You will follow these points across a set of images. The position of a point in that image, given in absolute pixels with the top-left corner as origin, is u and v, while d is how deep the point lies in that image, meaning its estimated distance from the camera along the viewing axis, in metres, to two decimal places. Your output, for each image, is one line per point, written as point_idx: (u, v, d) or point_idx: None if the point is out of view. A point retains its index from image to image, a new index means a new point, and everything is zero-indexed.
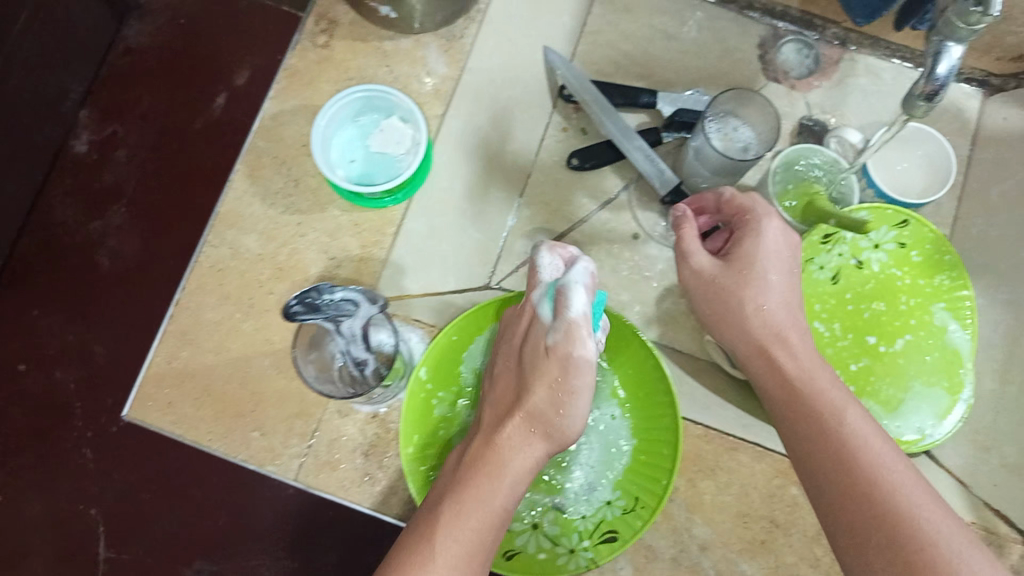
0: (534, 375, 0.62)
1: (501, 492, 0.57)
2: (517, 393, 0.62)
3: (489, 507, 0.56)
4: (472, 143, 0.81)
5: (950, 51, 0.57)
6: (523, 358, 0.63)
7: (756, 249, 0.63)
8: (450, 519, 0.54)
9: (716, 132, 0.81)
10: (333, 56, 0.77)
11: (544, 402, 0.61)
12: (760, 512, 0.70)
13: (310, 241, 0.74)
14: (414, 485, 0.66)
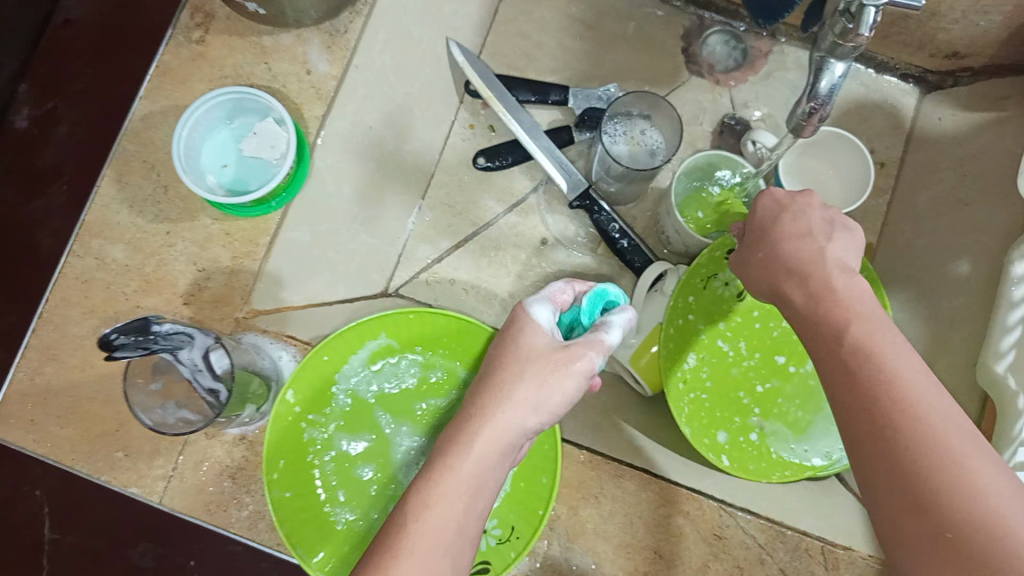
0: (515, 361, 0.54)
1: (473, 462, 0.50)
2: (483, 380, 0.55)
3: (467, 484, 0.49)
4: (362, 144, 0.77)
5: (831, 68, 0.52)
6: (502, 349, 0.55)
7: (790, 224, 0.51)
8: (427, 505, 0.47)
9: (619, 136, 0.77)
10: (207, 53, 0.73)
11: (530, 389, 0.52)
12: (644, 543, 0.67)
13: (180, 252, 0.70)
14: (277, 515, 0.62)
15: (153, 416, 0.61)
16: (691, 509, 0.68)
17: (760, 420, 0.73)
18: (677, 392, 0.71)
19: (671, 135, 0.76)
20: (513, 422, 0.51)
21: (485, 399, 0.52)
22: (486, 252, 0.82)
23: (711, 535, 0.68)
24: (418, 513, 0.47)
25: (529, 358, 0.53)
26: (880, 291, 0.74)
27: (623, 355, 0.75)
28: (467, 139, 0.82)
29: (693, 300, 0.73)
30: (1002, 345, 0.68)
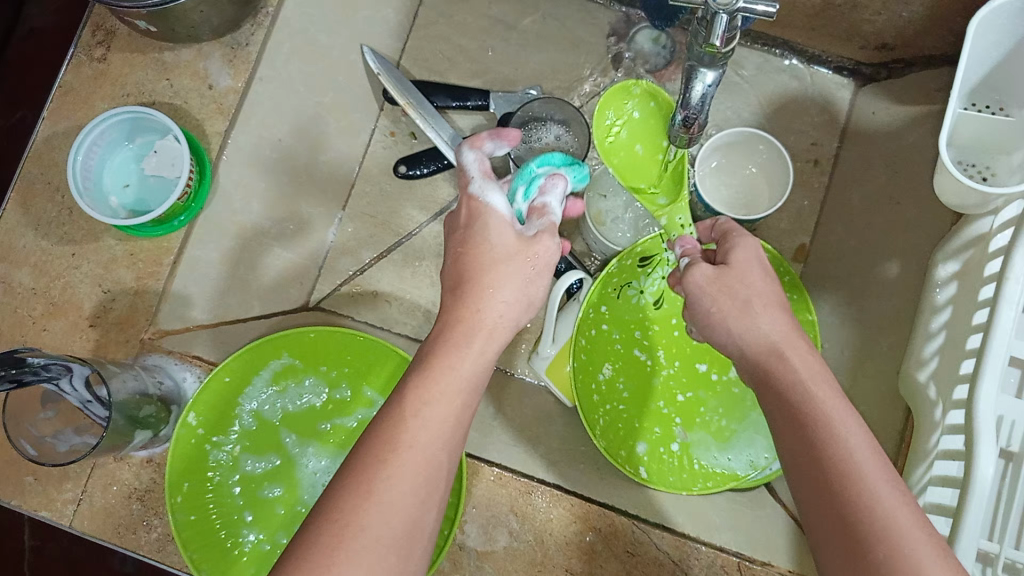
0: (494, 247, 0.51)
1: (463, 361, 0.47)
2: (457, 273, 0.51)
3: (460, 381, 0.46)
4: (271, 158, 0.76)
5: (702, 76, 0.52)
6: (475, 234, 0.52)
7: (744, 256, 0.53)
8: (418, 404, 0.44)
9: (533, 139, 0.78)
10: (109, 71, 0.73)
11: (515, 268, 0.51)
12: (555, 560, 0.66)
13: (84, 274, 0.70)
14: (179, 535, 0.61)
15: (36, 446, 0.59)
16: (602, 524, 0.67)
17: (681, 430, 0.72)
18: (591, 404, 0.70)
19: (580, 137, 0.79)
20: (502, 312, 0.50)
21: (461, 295, 0.50)
22: (408, 263, 0.78)
23: (623, 552, 0.66)
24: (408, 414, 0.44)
25: (506, 240, 0.52)
26: (804, 295, 0.70)
27: (541, 364, 0.72)
28: (388, 148, 0.79)
29: (607, 310, 0.72)
30: (925, 351, 0.66)
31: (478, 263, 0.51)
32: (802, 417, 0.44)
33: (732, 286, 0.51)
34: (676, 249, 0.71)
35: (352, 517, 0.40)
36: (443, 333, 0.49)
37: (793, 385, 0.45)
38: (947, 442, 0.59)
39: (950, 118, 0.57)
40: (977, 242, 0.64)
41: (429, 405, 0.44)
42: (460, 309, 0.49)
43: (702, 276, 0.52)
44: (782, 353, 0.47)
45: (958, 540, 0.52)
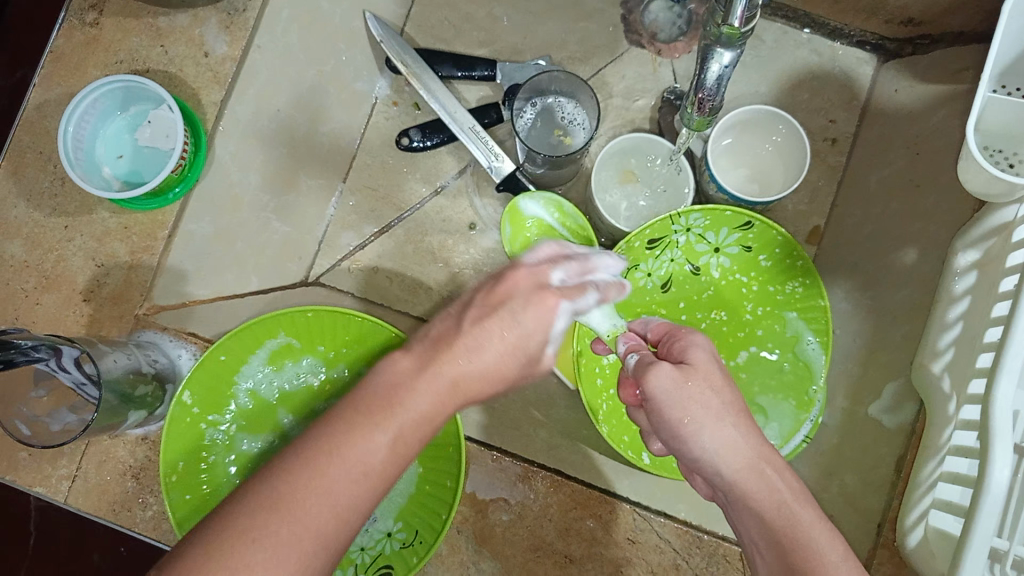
0: (524, 343, 0.42)
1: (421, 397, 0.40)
2: (476, 321, 0.42)
3: (419, 416, 0.40)
4: (268, 129, 0.73)
5: (718, 57, 0.50)
6: (513, 313, 0.42)
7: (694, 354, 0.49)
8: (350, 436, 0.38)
9: (539, 111, 0.76)
10: (101, 37, 0.71)
11: (519, 352, 0.42)
12: (553, 546, 0.64)
13: (78, 248, 0.68)
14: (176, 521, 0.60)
15: (30, 425, 0.59)
16: (602, 512, 0.65)
17: None
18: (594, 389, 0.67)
19: (586, 109, 0.75)
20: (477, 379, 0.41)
21: (485, 312, 0.42)
22: (412, 238, 0.75)
23: (622, 539, 0.64)
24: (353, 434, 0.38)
25: (514, 338, 0.42)
26: (817, 278, 0.67)
27: None
28: (390, 118, 0.76)
29: None
30: (939, 343, 0.63)
31: (495, 329, 0.42)
32: (790, 546, 0.41)
33: (698, 392, 0.46)
34: (684, 230, 0.69)
35: (268, 525, 0.35)
36: (429, 356, 0.41)
37: (778, 511, 0.43)
38: (960, 437, 0.57)
39: (979, 103, 0.54)
40: (998, 232, 0.60)
41: (385, 434, 0.38)
42: (454, 347, 0.41)
43: (666, 381, 0.46)
44: (758, 465, 0.44)
45: (970, 541, 0.49)
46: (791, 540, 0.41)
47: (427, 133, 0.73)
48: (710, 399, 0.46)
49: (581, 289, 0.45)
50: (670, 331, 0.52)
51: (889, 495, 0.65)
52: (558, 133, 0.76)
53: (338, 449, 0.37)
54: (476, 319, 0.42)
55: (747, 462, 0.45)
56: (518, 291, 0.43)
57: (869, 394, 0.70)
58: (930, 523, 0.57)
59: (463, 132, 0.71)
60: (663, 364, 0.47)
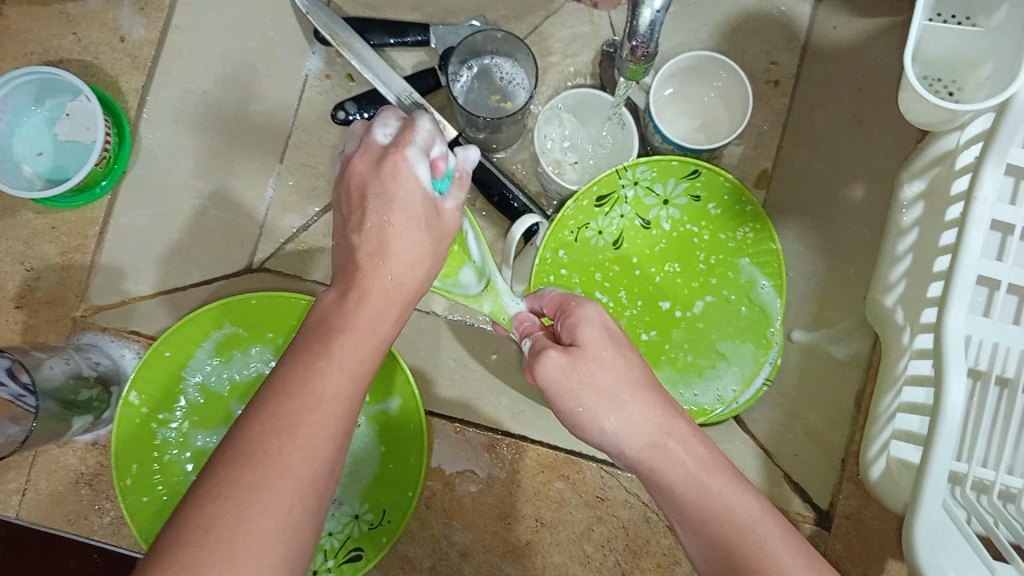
0: (404, 206, 0.45)
1: (363, 320, 0.42)
2: (360, 222, 0.45)
3: (359, 353, 0.41)
4: (198, 113, 0.71)
5: (650, 1, 0.49)
6: (378, 192, 0.45)
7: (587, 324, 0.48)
8: (310, 364, 0.39)
9: (478, 74, 0.74)
10: (10, 27, 0.68)
11: (402, 212, 0.45)
12: (524, 512, 0.64)
13: (5, 252, 0.66)
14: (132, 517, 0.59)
15: None
16: (570, 473, 0.64)
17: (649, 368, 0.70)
18: None
19: (525, 67, 0.73)
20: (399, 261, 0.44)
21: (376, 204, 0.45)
22: None
23: (592, 498, 0.64)
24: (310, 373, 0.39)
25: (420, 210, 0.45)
26: (767, 223, 0.66)
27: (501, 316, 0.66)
28: (324, 92, 0.73)
29: (565, 255, 0.69)
30: (892, 276, 0.64)
31: (374, 210, 0.45)
32: (706, 522, 0.41)
33: (589, 376, 0.46)
34: (632, 184, 0.68)
35: (250, 476, 0.35)
36: (346, 285, 0.43)
37: (699, 487, 0.42)
38: (916, 366, 0.58)
39: (916, 30, 0.54)
40: (943, 160, 0.60)
41: (336, 363, 0.39)
42: (361, 255, 0.44)
43: (556, 368, 0.46)
44: (670, 441, 0.44)
45: (929, 467, 0.48)
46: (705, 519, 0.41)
47: (365, 104, 0.71)
48: (604, 376, 0.46)
49: (409, 127, 0.46)
50: (565, 296, 0.51)
51: (851, 428, 0.67)
52: (498, 97, 0.74)
53: (300, 389, 0.38)
54: (361, 218, 0.45)
55: (653, 432, 0.45)
56: (367, 177, 0.45)
57: (827, 331, 0.70)
58: (891, 454, 0.58)
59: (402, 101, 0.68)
60: (547, 351, 0.47)
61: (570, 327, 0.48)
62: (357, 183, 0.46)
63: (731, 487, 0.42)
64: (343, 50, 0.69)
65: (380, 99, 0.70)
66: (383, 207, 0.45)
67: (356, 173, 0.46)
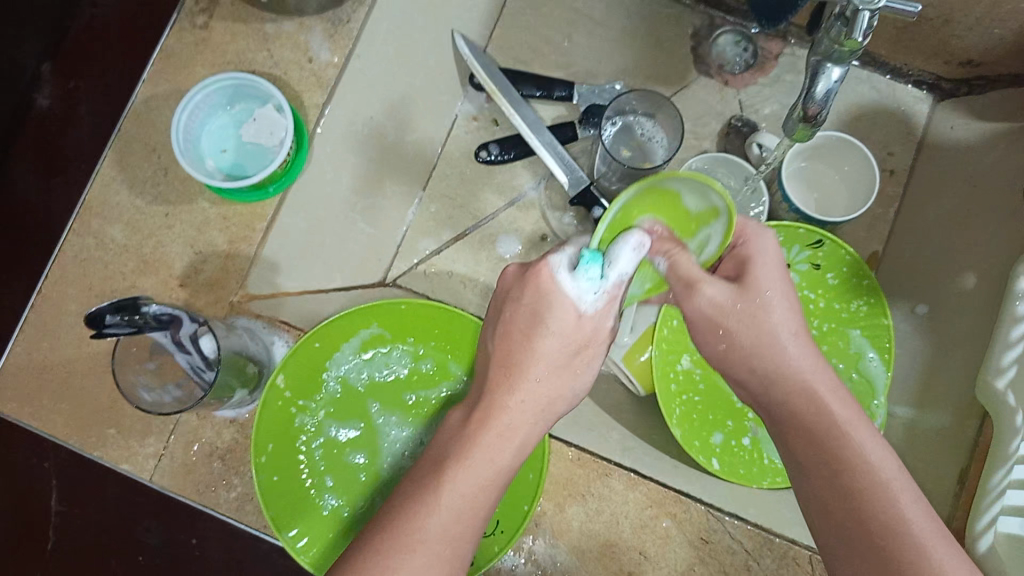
0: (543, 338, 0.53)
1: (499, 424, 0.52)
2: (530, 334, 0.53)
3: (495, 462, 0.51)
4: (362, 134, 0.77)
5: (828, 73, 0.53)
6: (529, 314, 0.53)
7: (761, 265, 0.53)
8: (457, 467, 0.50)
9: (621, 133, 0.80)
10: (210, 38, 0.73)
11: (548, 381, 0.53)
12: (629, 544, 0.66)
13: (177, 235, 0.70)
14: (262, 493, 0.62)
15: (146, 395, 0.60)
16: (678, 511, 0.66)
17: (755, 425, 0.71)
18: (669, 392, 0.69)
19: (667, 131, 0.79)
20: (521, 411, 0.53)
21: (510, 365, 0.53)
22: (485, 245, 0.80)
23: (696, 540, 0.66)
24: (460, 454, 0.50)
25: (561, 324, 0.53)
26: (882, 297, 0.71)
27: (618, 352, 0.72)
28: (471, 132, 0.81)
29: None
30: (1004, 361, 0.65)
31: (532, 334, 0.53)
32: (835, 455, 0.48)
33: (749, 306, 0.52)
34: None
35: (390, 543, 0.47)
36: (470, 414, 0.53)
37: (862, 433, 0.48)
38: None
39: None
40: None
41: (451, 489, 0.49)
42: (502, 386, 0.53)
43: (715, 298, 0.52)
44: (808, 370, 0.51)
45: None
46: (792, 412, 0.51)
47: (512, 144, 0.79)
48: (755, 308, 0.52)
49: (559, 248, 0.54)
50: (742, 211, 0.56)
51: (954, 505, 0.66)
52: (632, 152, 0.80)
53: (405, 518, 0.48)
54: (505, 333, 0.54)
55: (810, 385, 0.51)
56: (539, 298, 0.53)
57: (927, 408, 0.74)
58: (998, 531, 0.60)
59: (544, 148, 0.76)
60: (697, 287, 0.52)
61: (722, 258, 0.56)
62: (504, 350, 0.54)
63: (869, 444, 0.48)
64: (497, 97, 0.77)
65: (521, 144, 0.78)
66: (532, 402, 0.53)
67: (512, 288, 0.55)
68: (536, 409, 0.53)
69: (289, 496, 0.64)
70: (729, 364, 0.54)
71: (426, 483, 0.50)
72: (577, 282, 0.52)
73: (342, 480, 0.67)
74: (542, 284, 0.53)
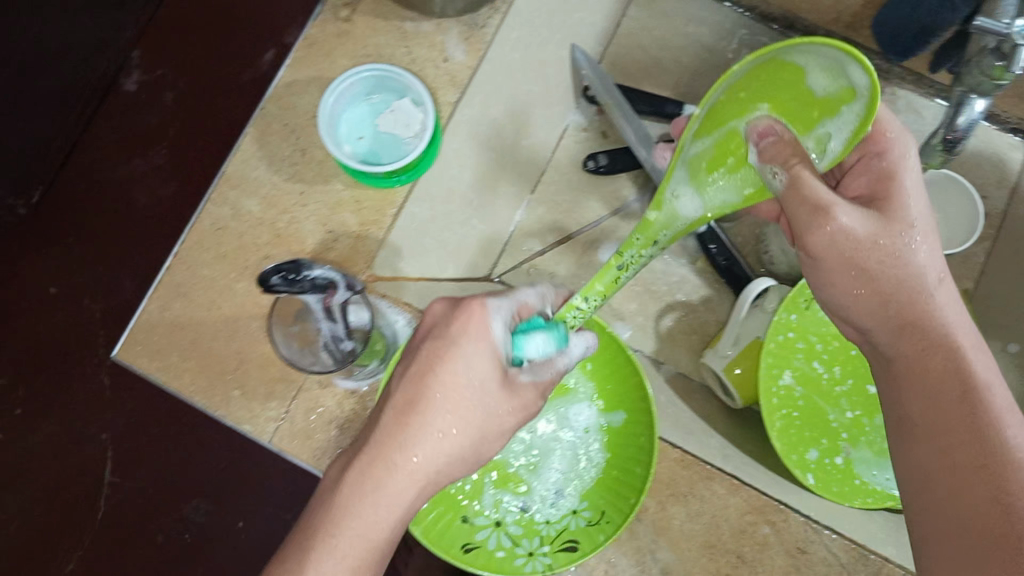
0: (438, 399, 0.49)
1: (397, 480, 0.48)
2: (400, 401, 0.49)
3: (389, 508, 0.48)
4: (486, 132, 0.81)
5: (972, 106, 0.59)
6: (432, 373, 0.50)
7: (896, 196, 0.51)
8: (353, 518, 0.47)
9: None
10: (353, 31, 0.78)
11: (433, 450, 0.49)
12: (728, 546, 0.68)
13: (310, 213, 0.74)
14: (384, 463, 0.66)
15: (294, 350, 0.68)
16: (777, 519, 0.69)
17: (847, 445, 0.73)
18: (770, 405, 0.70)
19: None
20: (432, 449, 0.49)
21: (409, 408, 0.49)
22: (588, 253, 0.80)
23: (794, 548, 0.68)
24: (364, 499, 0.48)
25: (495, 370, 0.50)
26: None
27: (718, 362, 0.75)
28: (580, 142, 0.82)
29: (795, 319, 0.74)
30: None
31: (438, 385, 0.50)
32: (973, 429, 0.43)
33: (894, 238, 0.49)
34: None
35: None
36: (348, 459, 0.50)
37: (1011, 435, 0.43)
38: None
39: None
40: None
41: (336, 541, 0.47)
42: (416, 432, 0.49)
43: (853, 218, 0.49)
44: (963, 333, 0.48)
45: None
46: (920, 362, 0.48)
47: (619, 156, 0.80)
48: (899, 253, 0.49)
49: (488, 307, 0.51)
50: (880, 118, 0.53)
51: None
52: None
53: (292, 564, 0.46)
54: (409, 373, 0.50)
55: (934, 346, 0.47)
56: (421, 355, 0.50)
57: None
58: None
59: (658, 165, 0.76)
60: (828, 220, 0.48)
61: (849, 168, 0.55)
62: (403, 395, 0.50)
63: (1005, 414, 0.44)
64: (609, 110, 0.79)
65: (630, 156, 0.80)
66: (386, 465, 0.48)
67: (428, 325, 0.52)
68: (416, 472, 0.49)
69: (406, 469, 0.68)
70: (857, 312, 0.51)
71: (305, 542, 0.47)
72: (531, 342, 0.52)
73: None
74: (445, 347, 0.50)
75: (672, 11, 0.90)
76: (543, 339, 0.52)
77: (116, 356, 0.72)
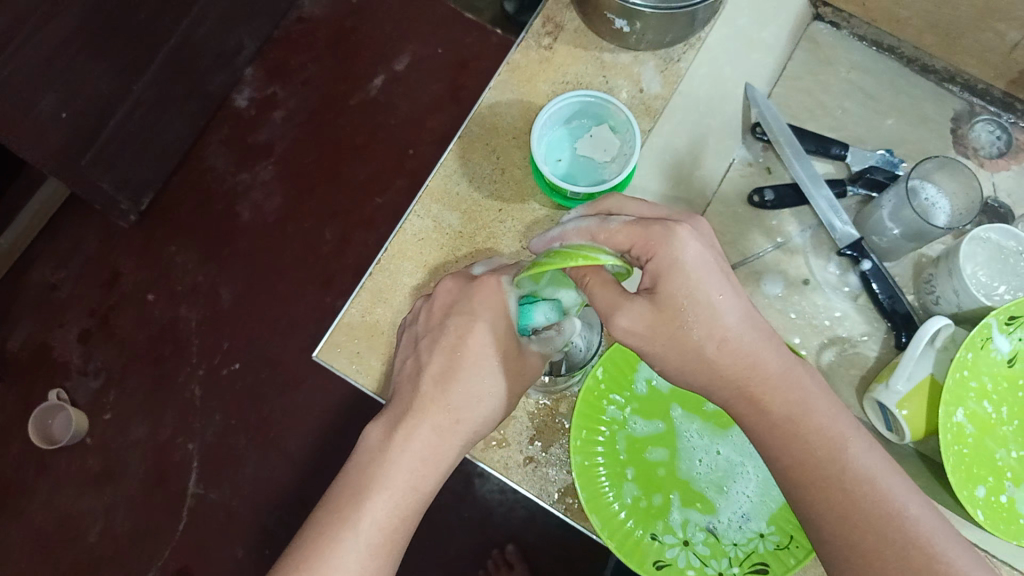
0: (457, 376, 0.63)
1: (398, 456, 0.60)
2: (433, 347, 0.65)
3: (407, 485, 0.60)
4: (667, 161, 0.83)
5: None
6: (443, 342, 0.65)
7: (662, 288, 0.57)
8: (380, 486, 0.59)
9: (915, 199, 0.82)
10: (553, 58, 0.81)
11: (432, 420, 0.62)
12: None
13: (507, 229, 0.77)
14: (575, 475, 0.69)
15: None
16: None
17: (1012, 485, 0.74)
18: (948, 440, 0.72)
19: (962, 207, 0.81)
20: (455, 414, 0.62)
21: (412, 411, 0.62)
22: (751, 280, 0.86)
23: None
24: (404, 446, 0.61)
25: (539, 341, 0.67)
26: None
27: (891, 398, 0.76)
28: (745, 176, 0.87)
29: (970, 357, 0.74)
30: None
31: (461, 360, 0.63)
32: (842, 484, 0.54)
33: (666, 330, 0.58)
34: None
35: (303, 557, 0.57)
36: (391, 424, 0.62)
37: (859, 470, 0.54)
38: None
39: None
40: None
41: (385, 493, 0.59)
42: (439, 401, 0.62)
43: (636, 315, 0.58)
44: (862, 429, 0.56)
45: None
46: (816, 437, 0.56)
47: (782, 195, 0.85)
48: (704, 310, 0.57)
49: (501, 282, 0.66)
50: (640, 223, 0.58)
51: None
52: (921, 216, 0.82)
53: (356, 494, 0.59)
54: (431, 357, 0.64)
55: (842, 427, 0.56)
56: (445, 324, 0.65)
57: None
58: None
59: (821, 206, 0.83)
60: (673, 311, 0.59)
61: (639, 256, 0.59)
62: (439, 365, 0.64)
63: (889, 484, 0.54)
64: (780, 148, 0.83)
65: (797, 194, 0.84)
66: (431, 438, 0.61)
67: (441, 299, 0.67)
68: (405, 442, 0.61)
69: (597, 481, 0.70)
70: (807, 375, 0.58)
71: (345, 501, 0.59)
72: (538, 310, 0.64)
73: (639, 477, 0.71)
74: (456, 337, 0.64)
75: (838, 56, 0.91)
76: (549, 305, 0.64)
77: (315, 355, 0.74)
